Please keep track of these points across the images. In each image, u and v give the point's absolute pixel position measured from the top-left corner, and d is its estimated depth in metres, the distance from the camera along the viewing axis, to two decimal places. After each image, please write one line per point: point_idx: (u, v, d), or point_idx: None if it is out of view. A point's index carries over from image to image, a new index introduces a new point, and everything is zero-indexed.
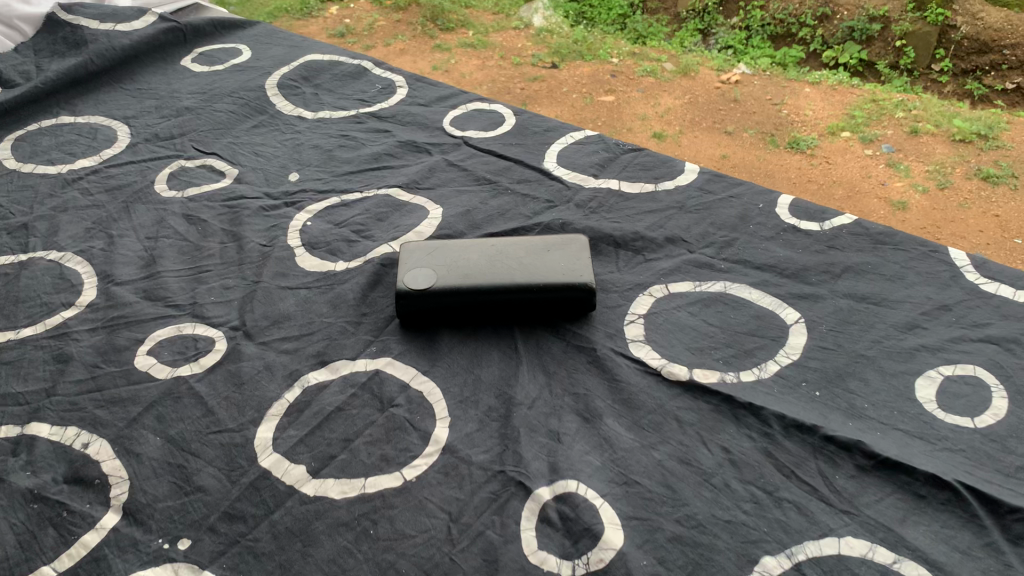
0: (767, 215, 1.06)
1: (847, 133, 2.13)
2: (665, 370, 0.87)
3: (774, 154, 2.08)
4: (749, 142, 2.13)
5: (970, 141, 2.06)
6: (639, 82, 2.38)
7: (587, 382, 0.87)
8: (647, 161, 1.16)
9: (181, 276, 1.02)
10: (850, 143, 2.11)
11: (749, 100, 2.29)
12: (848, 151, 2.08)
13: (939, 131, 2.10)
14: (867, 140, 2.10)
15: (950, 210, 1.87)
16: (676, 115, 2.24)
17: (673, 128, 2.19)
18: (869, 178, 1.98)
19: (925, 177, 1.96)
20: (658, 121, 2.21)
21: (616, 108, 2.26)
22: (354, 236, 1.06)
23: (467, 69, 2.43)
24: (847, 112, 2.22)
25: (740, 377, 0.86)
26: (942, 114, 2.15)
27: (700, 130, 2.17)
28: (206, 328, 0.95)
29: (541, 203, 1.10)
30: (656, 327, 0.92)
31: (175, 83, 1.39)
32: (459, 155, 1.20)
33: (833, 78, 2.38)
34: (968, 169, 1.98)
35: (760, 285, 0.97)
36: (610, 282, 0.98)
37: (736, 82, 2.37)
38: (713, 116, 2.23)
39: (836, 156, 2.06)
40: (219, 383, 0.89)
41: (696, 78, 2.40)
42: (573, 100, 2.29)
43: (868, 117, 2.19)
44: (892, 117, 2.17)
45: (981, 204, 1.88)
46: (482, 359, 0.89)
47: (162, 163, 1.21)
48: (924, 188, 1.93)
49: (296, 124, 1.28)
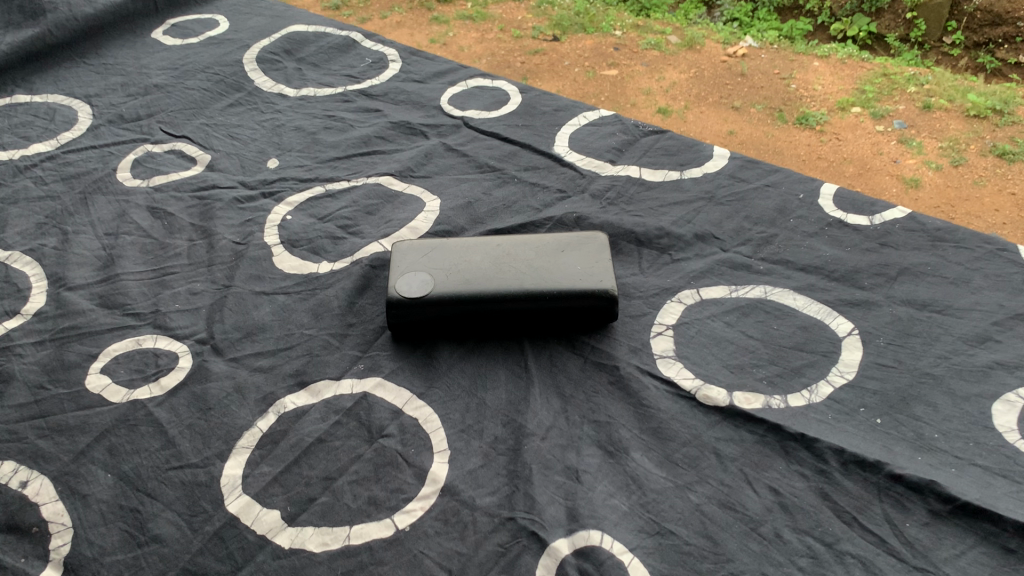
0: (809, 207, 0.94)
1: (856, 109, 1.81)
2: (700, 394, 0.74)
3: (783, 132, 1.76)
4: (757, 117, 1.81)
5: (984, 117, 1.75)
6: (644, 55, 2.07)
7: (609, 409, 0.74)
8: (670, 145, 1.03)
9: (142, 280, 0.90)
10: (861, 118, 1.79)
11: (756, 74, 1.97)
12: (858, 127, 1.77)
13: (952, 106, 1.80)
14: (878, 116, 1.79)
15: (964, 189, 1.59)
16: (683, 89, 1.93)
17: (679, 103, 1.89)
18: (880, 155, 1.68)
19: (938, 154, 1.66)
20: (664, 96, 1.91)
21: (621, 83, 1.98)
22: (340, 233, 0.93)
23: (460, 44, 2.21)
24: (856, 85, 1.90)
25: (788, 402, 0.74)
26: (956, 88, 1.84)
27: (706, 105, 1.87)
28: (168, 342, 0.83)
29: (552, 193, 0.98)
30: (687, 340, 0.80)
31: (144, 58, 1.25)
32: (458, 138, 1.07)
33: (844, 52, 2.02)
34: (982, 146, 1.68)
35: (805, 291, 0.84)
36: (633, 286, 0.86)
37: (743, 55, 2.04)
38: (719, 91, 1.92)
39: (846, 132, 1.76)
40: (182, 408, 0.76)
41: (703, 51, 2.08)
42: (575, 75, 2.02)
43: (879, 91, 1.87)
44: (903, 91, 1.86)
45: (999, 182, 1.59)
46: (487, 380, 0.77)
47: (126, 147, 1.08)
48: (938, 165, 1.63)
49: (276, 103, 1.14)
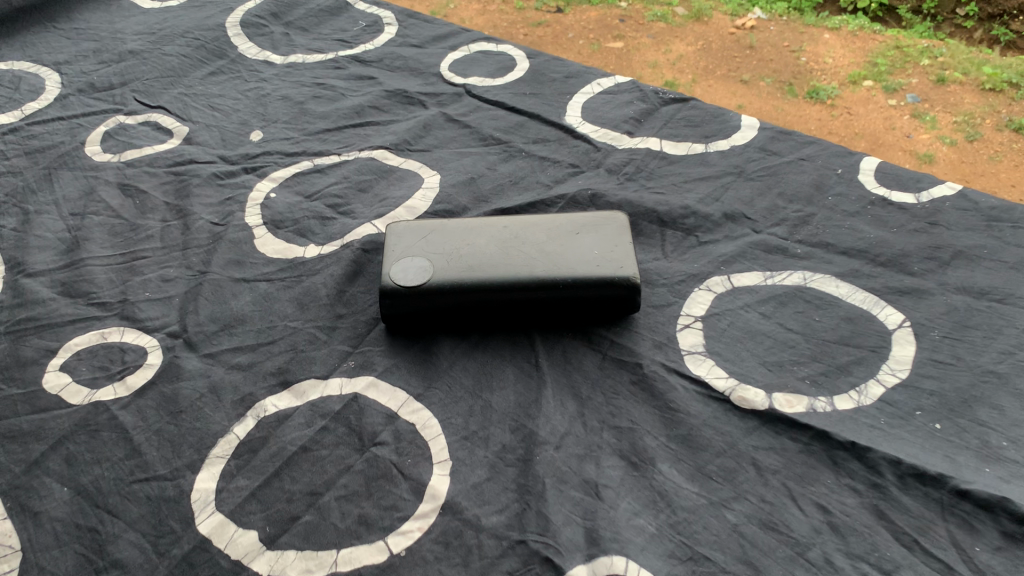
0: (849, 183, 0.84)
1: (868, 82, 1.52)
2: (735, 396, 0.66)
3: (789, 107, 1.49)
4: (766, 92, 1.53)
5: (1003, 91, 1.46)
6: (650, 27, 1.76)
7: (631, 413, 0.65)
8: (693, 115, 0.94)
9: (110, 265, 0.81)
10: (872, 93, 1.50)
11: (766, 47, 1.65)
12: (869, 105, 1.48)
13: (965, 80, 1.49)
14: (890, 89, 1.50)
15: (985, 170, 1.32)
16: (690, 63, 1.64)
17: (687, 76, 1.60)
18: (892, 131, 1.42)
19: (953, 130, 1.40)
20: (670, 70, 1.62)
21: (627, 57, 1.68)
22: (329, 213, 0.84)
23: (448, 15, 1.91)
24: (866, 62, 1.57)
25: (835, 405, 0.65)
26: (970, 62, 1.53)
27: (715, 81, 1.58)
28: (136, 335, 0.74)
29: (563, 168, 0.88)
30: (719, 334, 0.71)
31: (119, 23, 1.15)
32: (460, 108, 0.97)
33: (854, 22, 1.68)
34: (999, 121, 1.41)
35: (848, 277, 0.75)
36: (656, 272, 0.77)
37: (752, 26, 1.71)
38: (728, 64, 1.62)
39: (857, 108, 1.47)
40: (150, 411, 0.68)
41: (711, 23, 1.75)
42: (579, 48, 1.71)
43: (890, 67, 1.55)
44: (915, 66, 1.54)
45: (1016, 156, 1.34)
46: (493, 380, 0.68)
47: (96, 119, 0.99)
48: (951, 141, 1.38)
49: (262, 70, 1.05)
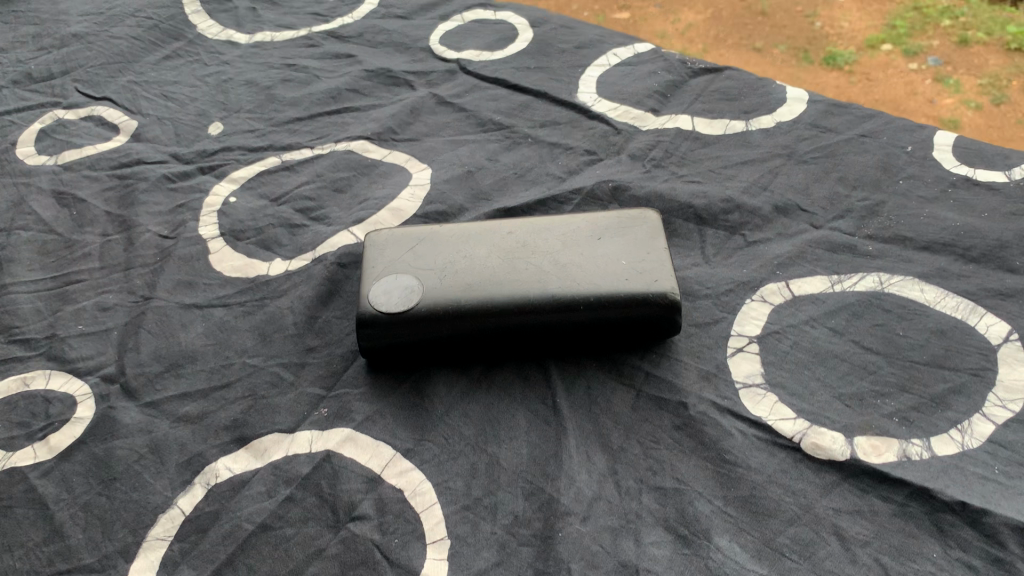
0: (922, 163, 0.69)
1: (888, 45, 1.30)
2: (806, 443, 0.52)
3: (807, 76, 1.28)
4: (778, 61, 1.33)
5: None
6: None
7: (677, 468, 0.52)
8: (729, 86, 0.79)
9: (37, 292, 0.67)
10: (892, 56, 1.28)
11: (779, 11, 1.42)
12: (888, 70, 1.26)
13: (991, 41, 1.26)
14: (911, 52, 1.28)
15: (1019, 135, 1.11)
16: (701, 32, 1.42)
17: (698, 45, 1.40)
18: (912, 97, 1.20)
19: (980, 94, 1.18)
20: (680, 40, 1.42)
21: (635, 27, 1.48)
22: (300, 220, 0.71)
23: None
24: (884, 24, 1.34)
25: (933, 450, 0.51)
26: (995, 20, 1.30)
27: (727, 50, 1.38)
28: (64, 381, 0.60)
29: (578, 156, 0.74)
30: (780, 359, 0.57)
31: (64, 3, 1.01)
32: (454, 88, 0.83)
33: None
34: None
35: (935, 279, 0.61)
36: (696, 281, 0.63)
37: None
38: (741, 31, 1.41)
39: (874, 73, 1.26)
40: (76, 479, 0.54)
41: None
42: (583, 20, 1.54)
43: (910, 29, 1.32)
44: (936, 27, 1.31)
45: None
46: (501, 429, 0.55)
47: (32, 115, 0.85)
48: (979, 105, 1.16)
49: (224, 52, 0.91)
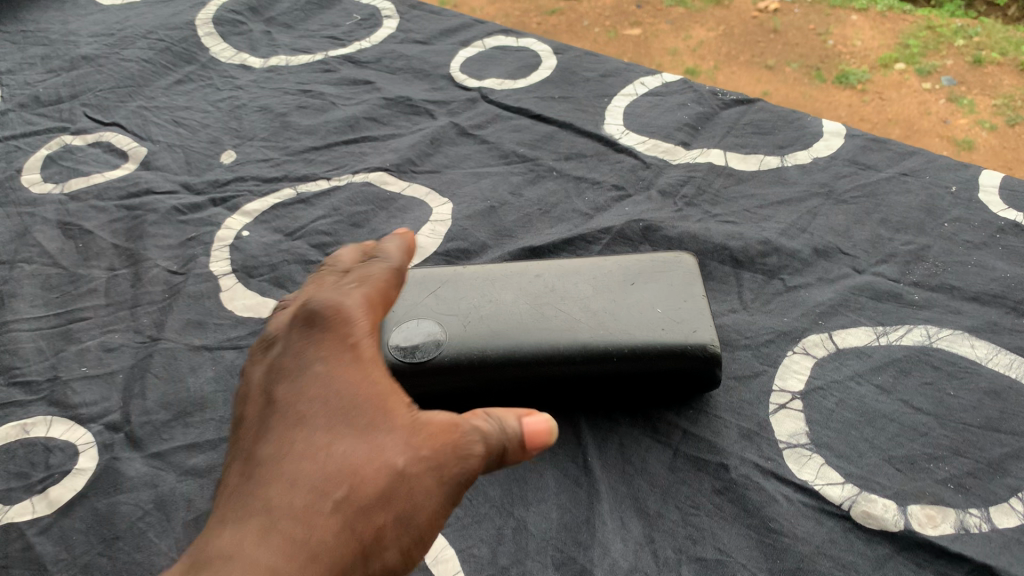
0: (967, 205, 0.66)
1: (901, 65, 1.27)
2: (857, 511, 0.49)
3: (818, 95, 1.26)
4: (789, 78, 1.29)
5: None
6: (670, 10, 1.49)
7: (718, 537, 0.48)
8: (762, 119, 0.76)
9: (40, 331, 0.64)
10: (905, 75, 1.25)
11: (791, 29, 1.38)
12: (901, 90, 1.23)
13: (1005, 61, 1.21)
14: (925, 72, 1.24)
15: None
16: (713, 49, 1.39)
17: (709, 64, 1.36)
18: (925, 117, 1.18)
19: (995, 113, 1.15)
20: (691, 57, 1.37)
21: (645, 44, 1.42)
22: (315, 257, 0.68)
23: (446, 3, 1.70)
24: (897, 43, 1.30)
25: (993, 521, 0.48)
26: (1009, 41, 1.24)
27: (737, 68, 1.34)
28: (66, 429, 0.57)
29: (606, 191, 0.71)
30: (825, 418, 0.54)
31: (74, 22, 0.99)
32: (475, 117, 0.80)
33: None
34: None
35: (986, 332, 0.57)
36: (734, 329, 0.59)
37: (776, 9, 1.43)
38: (754, 49, 1.37)
39: (887, 93, 1.23)
40: (77, 537, 0.51)
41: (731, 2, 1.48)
42: (593, 35, 1.47)
43: (923, 48, 1.28)
44: (950, 47, 1.26)
45: None
46: (530, 489, 0.51)
47: (39, 140, 0.82)
48: (993, 126, 1.13)
49: (237, 76, 0.88)
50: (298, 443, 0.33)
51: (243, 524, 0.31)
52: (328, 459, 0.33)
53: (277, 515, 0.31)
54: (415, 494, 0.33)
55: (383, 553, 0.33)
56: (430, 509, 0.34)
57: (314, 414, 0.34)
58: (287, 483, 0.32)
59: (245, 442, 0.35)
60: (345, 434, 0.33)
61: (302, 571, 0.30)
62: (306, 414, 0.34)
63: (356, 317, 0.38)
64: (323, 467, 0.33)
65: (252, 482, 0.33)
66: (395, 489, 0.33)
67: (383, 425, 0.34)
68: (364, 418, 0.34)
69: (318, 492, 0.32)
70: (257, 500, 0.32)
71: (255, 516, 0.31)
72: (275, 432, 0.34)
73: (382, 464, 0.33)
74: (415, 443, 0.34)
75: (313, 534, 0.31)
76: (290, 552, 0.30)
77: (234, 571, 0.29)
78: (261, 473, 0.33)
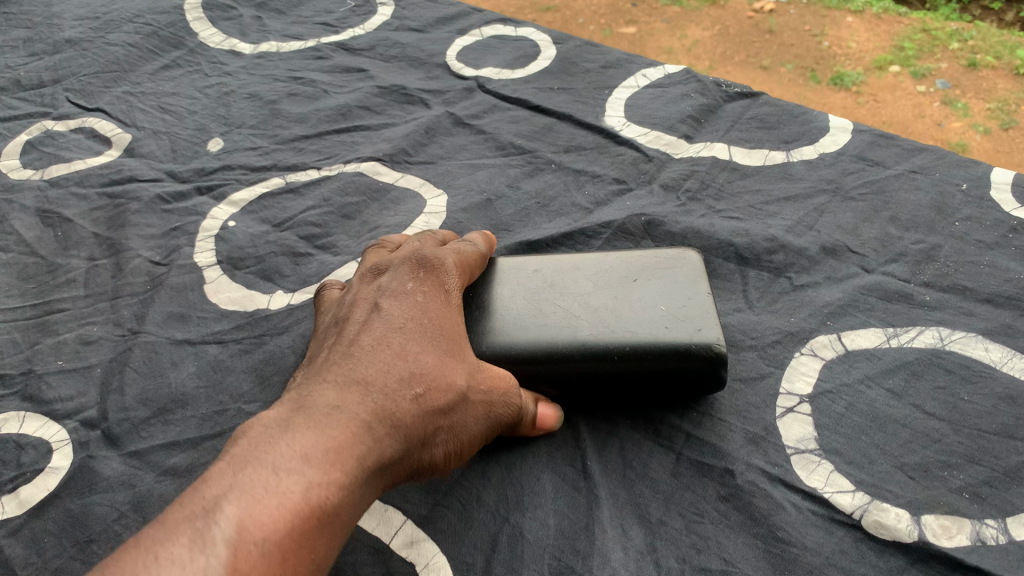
0: (978, 203, 0.64)
1: (896, 68, 1.24)
2: (868, 521, 0.46)
3: (813, 95, 1.23)
4: (785, 79, 1.27)
5: None
6: (666, 9, 1.46)
7: (722, 546, 0.46)
8: (766, 114, 0.74)
9: (15, 323, 0.61)
10: (900, 78, 1.23)
11: (786, 31, 1.36)
12: (896, 92, 1.21)
13: (999, 65, 1.18)
14: (918, 75, 1.22)
15: None
16: (708, 48, 1.36)
17: (705, 63, 1.33)
18: (919, 120, 1.15)
19: (989, 117, 1.13)
20: (686, 57, 1.35)
21: (640, 43, 1.40)
22: (304, 249, 0.65)
23: None
24: (892, 45, 1.28)
25: (1011, 533, 0.45)
26: (1004, 44, 1.22)
27: (733, 68, 1.31)
28: (40, 425, 0.54)
29: (606, 185, 0.69)
30: (834, 422, 0.51)
31: (58, 6, 0.96)
32: (471, 107, 0.78)
33: (878, 3, 1.36)
34: None
35: (1000, 335, 0.55)
36: (739, 329, 0.57)
37: (771, 9, 1.41)
38: (750, 49, 1.34)
39: (882, 96, 1.21)
40: (48, 540, 0.48)
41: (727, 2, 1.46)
42: (587, 33, 1.44)
43: (918, 51, 1.25)
44: (945, 50, 1.24)
45: None
46: (526, 494, 0.49)
47: (19, 126, 0.79)
48: (986, 130, 1.11)
49: (227, 63, 0.86)
50: (394, 343, 0.42)
51: (343, 388, 0.39)
52: (417, 366, 0.41)
53: (371, 390, 0.39)
54: (467, 415, 0.42)
55: (434, 449, 0.41)
56: (471, 433, 0.43)
57: (413, 325, 0.43)
58: (383, 368, 0.40)
59: (347, 329, 0.44)
60: (433, 351, 0.42)
61: (386, 433, 0.38)
62: (402, 328, 0.43)
63: (452, 272, 0.49)
64: (411, 368, 0.41)
65: (352, 361, 0.41)
66: (457, 404, 0.42)
67: (457, 355, 0.43)
68: (443, 347, 0.43)
69: (406, 382, 0.40)
70: (356, 375, 0.40)
71: (350, 388, 0.39)
72: (379, 331, 0.43)
73: (453, 382, 0.42)
74: (477, 379, 0.43)
75: (394, 415, 0.39)
76: (378, 419, 0.38)
77: (342, 418, 0.37)
78: (360, 358, 0.41)
